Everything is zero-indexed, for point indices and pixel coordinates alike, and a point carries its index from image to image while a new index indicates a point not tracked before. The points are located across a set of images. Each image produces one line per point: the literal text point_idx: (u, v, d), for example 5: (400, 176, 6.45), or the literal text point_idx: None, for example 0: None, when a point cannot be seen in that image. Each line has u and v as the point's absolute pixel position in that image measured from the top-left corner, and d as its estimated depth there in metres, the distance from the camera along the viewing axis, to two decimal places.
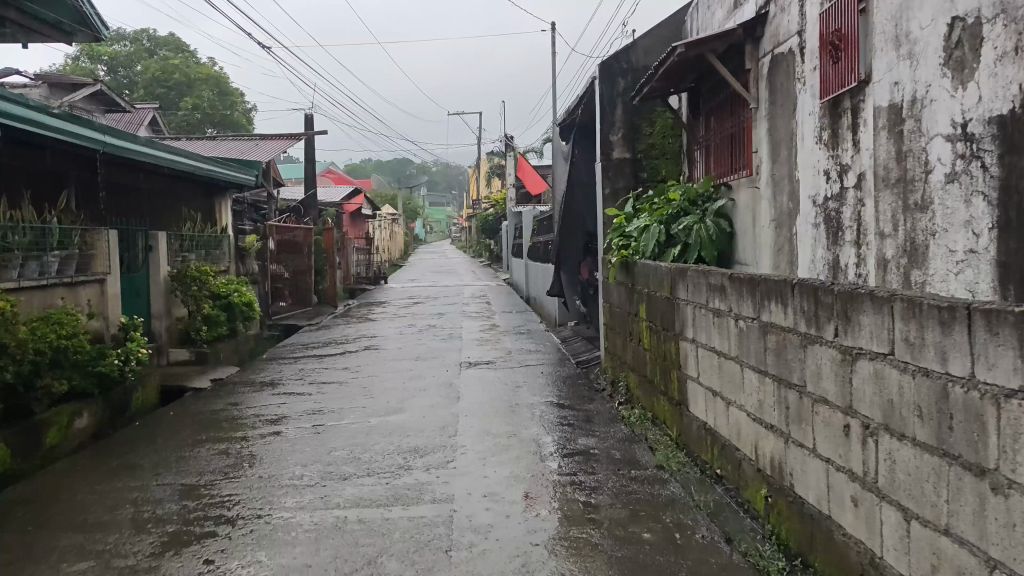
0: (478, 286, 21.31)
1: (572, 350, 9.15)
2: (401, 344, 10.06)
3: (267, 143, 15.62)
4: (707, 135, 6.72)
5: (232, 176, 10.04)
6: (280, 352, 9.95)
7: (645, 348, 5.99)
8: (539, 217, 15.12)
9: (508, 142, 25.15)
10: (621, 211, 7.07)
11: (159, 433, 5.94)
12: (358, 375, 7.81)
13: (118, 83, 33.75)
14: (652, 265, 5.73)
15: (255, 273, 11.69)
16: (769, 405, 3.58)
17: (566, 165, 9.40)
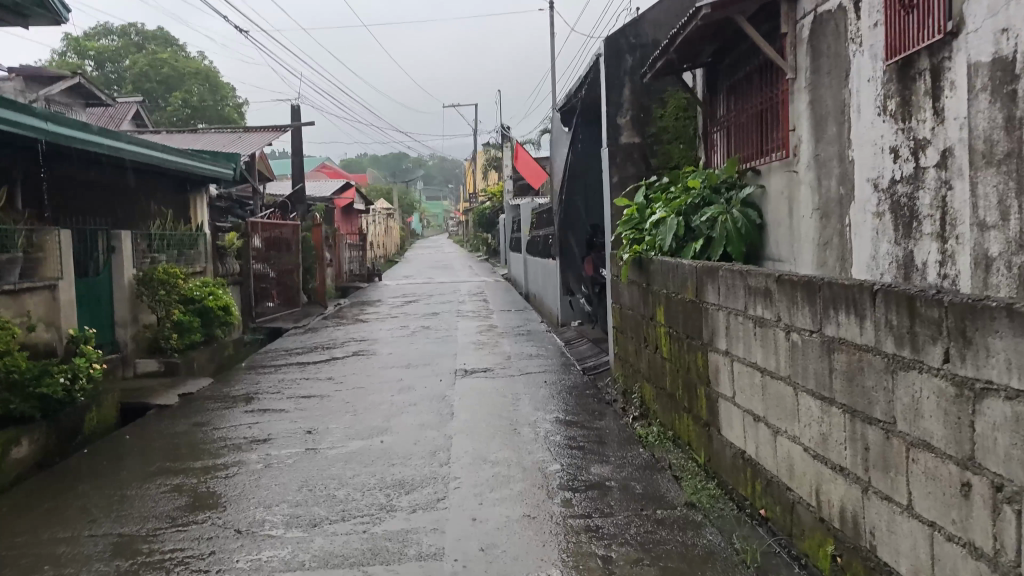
0: (475, 282, 20.57)
1: (577, 353, 8.42)
2: (391, 349, 9.33)
3: (251, 136, 14.82)
4: (729, 114, 5.99)
5: (206, 169, 9.29)
6: (262, 359, 9.21)
7: (663, 357, 5.26)
8: (538, 210, 14.36)
9: (505, 133, 24.39)
10: (632, 201, 6.32)
11: (110, 462, 5.19)
12: (343, 387, 7.08)
13: (105, 78, 32.96)
14: (671, 263, 5.00)
15: (236, 274, 10.94)
16: (835, 441, 2.85)
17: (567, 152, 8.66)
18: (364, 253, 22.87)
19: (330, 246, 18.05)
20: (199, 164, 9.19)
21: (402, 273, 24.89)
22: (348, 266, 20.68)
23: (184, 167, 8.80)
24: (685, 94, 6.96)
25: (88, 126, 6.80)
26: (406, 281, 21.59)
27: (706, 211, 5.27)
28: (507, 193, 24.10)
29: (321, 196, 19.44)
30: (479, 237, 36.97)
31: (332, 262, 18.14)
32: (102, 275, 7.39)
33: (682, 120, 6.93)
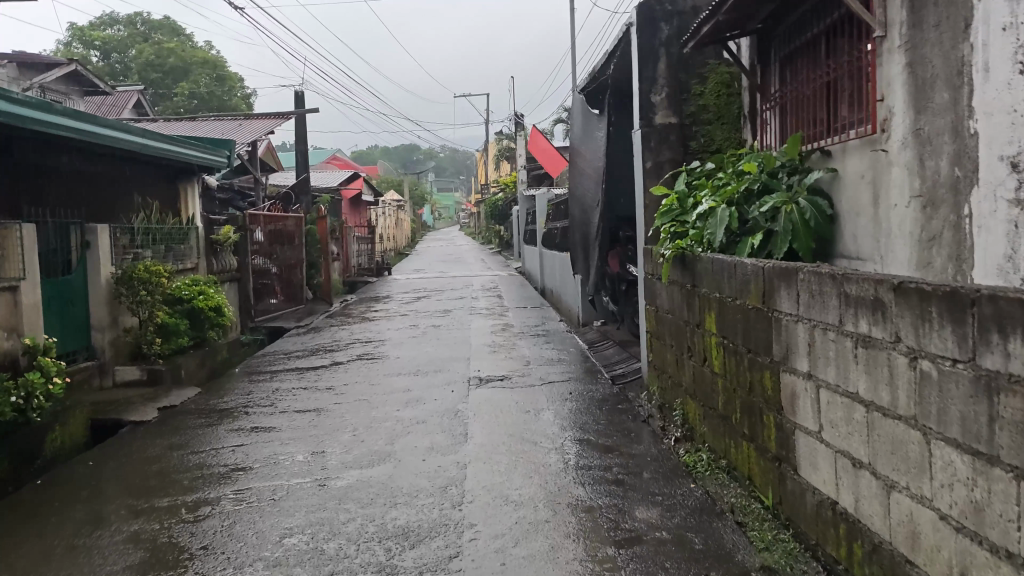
0: (489, 276, 19.79)
1: (603, 358, 7.64)
2: (401, 352, 8.57)
3: (252, 123, 14.06)
4: (786, 88, 5.18)
5: (193, 157, 8.53)
6: (258, 364, 8.46)
7: (715, 372, 4.46)
8: (555, 201, 13.57)
9: (519, 121, 23.57)
10: (670, 189, 5.52)
11: (68, 494, 4.44)
12: (344, 398, 6.32)
13: (111, 69, 32.32)
14: (727, 260, 4.20)
15: (232, 269, 10.19)
16: (998, 514, 2.07)
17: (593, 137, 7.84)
18: (373, 246, 22.12)
19: (336, 240, 17.31)
20: (185, 152, 8.39)
21: (412, 267, 24.25)
22: (355, 259, 19.94)
23: (167, 154, 8.01)
24: (728, 68, 6.14)
25: (51, 105, 6.03)
26: (416, 275, 20.84)
27: (766, 200, 4.46)
28: (521, 183, 23.28)
29: (327, 187, 18.68)
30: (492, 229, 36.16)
31: (338, 256, 17.39)
32: (76, 274, 6.66)
33: (725, 98, 6.13)
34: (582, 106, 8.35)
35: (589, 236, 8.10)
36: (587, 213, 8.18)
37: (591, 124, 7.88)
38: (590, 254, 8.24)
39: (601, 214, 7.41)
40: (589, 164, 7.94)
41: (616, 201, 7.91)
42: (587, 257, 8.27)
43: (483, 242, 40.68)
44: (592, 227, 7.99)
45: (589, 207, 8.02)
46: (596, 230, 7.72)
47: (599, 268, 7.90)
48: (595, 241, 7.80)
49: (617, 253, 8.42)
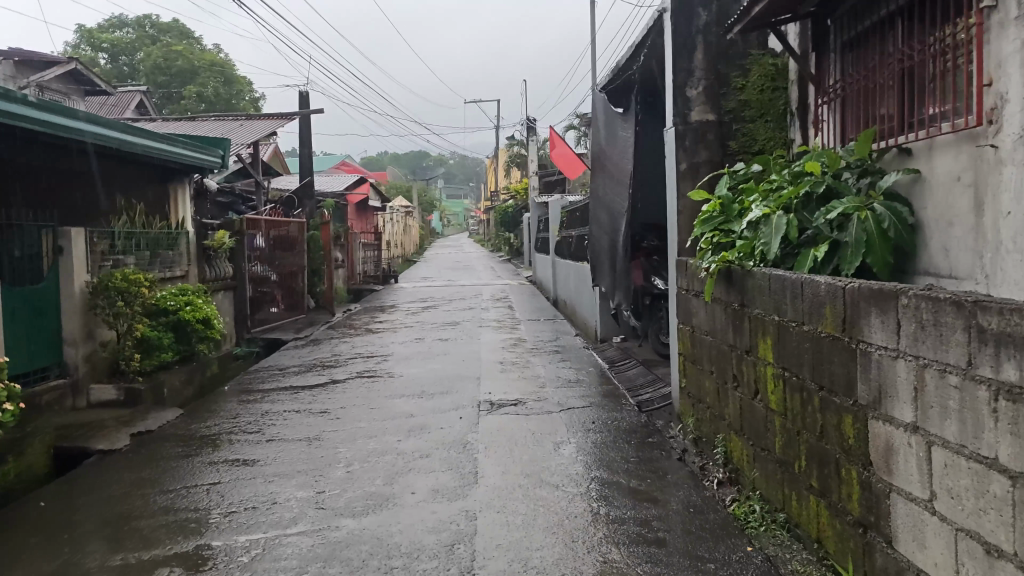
0: (499, 285, 19.14)
1: (626, 380, 6.97)
2: (406, 369, 7.92)
3: (253, 123, 13.45)
4: (845, 79, 4.55)
5: (183, 156, 7.89)
6: (251, 381, 7.82)
7: (770, 408, 3.79)
8: (570, 208, 12.93)
9: (530, 125, 22.96)
10: (711, 194, 4.87)
11: (9, 543, 3.77)
12: (340, 425, 5.67)
13: (119, 72, 31.89)
14: (790, 276, 3.53)
15: (226, 277, 9.56)
16: None
17: (619, 138, 7.20)
18: (380, 253, 21.51)
19: (340, 246, 16.69)
20: (173, 149, 7.73)
21: (419, 275, 23.59)
22: (361, 266, 19.32)
23: (154, 151, 7.35)
24: (774, 59, 5.50)
25: (20, 96, 5.41)
26: (424, 284, 20.22)
27: (834, 206, 3.80)
28: (533, 189, 22.64)
29: (332, 191, 18.07)
30: (501, 237, 35.53)
31: (342, 263, 16.77)
32: (48, 282, 6.02)
33: (769, 93, 5.49)
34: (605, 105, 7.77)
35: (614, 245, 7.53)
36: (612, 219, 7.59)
37: (614, 124, 7.31)
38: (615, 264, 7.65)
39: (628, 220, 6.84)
40: (613, 166, 7.36)
41: (643, 206, 7.31)
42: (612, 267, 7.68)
43: (492, 249, 40.07)
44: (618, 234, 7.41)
45: (614, 212, 7.43)
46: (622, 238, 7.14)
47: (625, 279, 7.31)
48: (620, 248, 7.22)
49: (643, 265, 7.74)
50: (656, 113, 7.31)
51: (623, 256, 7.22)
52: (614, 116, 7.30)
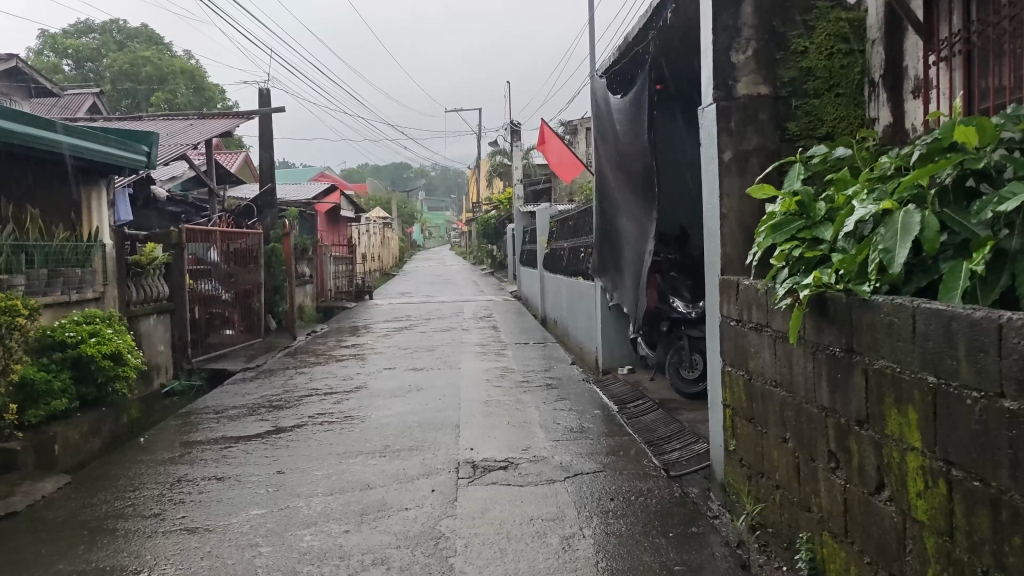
0: (482, 302, 17.72)
1: (643, 426, 5.57)
2: (369, 411, 6.50)
3: (205, 123, 11.97)
4: (978, 25, 3.22)
5: (92, 152, 6.44)
6: (176, 429, 6.35)
7: (917, 520, 2.41)
8: (561, 216, 11.56)
9: (514, 130, 21.60)
10: (782, 190, 3.47)
11: None
12: (272, 503, 4.23)
13: (84, 80, 30.28)
14: (964, 311, 2.16)
15: (160, 297, 8.10)
16: None
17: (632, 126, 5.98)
18: (354, 267, 20.05)
19: (307, 260, 15.23)
20: (61, 139, 6.06)
21: (396, 290, 22.12)
22: (332, 282, 17.85)
23: (35, 141, 5.73)
24: (847, 14, 4.14)
25: None
26: (402, 300, 18.75)
27: (1007, 195, 2.41)
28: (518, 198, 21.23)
29: (300, 200, 16.59)
30: (484, 250, 34.08)
31: (310, 278, 15.30)
32: None
33: (839, 57, 4.13)
34: (607, 94, 6.63)
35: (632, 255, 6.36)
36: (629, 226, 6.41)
37: (620, 114, 6.17)
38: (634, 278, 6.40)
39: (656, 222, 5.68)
40: (624, 163, 6.21)
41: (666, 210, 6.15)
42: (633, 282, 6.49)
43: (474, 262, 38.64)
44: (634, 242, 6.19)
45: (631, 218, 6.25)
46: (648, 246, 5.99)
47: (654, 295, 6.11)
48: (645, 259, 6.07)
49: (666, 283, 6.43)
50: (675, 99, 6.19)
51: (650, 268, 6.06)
52: (620, 105, 6.17)
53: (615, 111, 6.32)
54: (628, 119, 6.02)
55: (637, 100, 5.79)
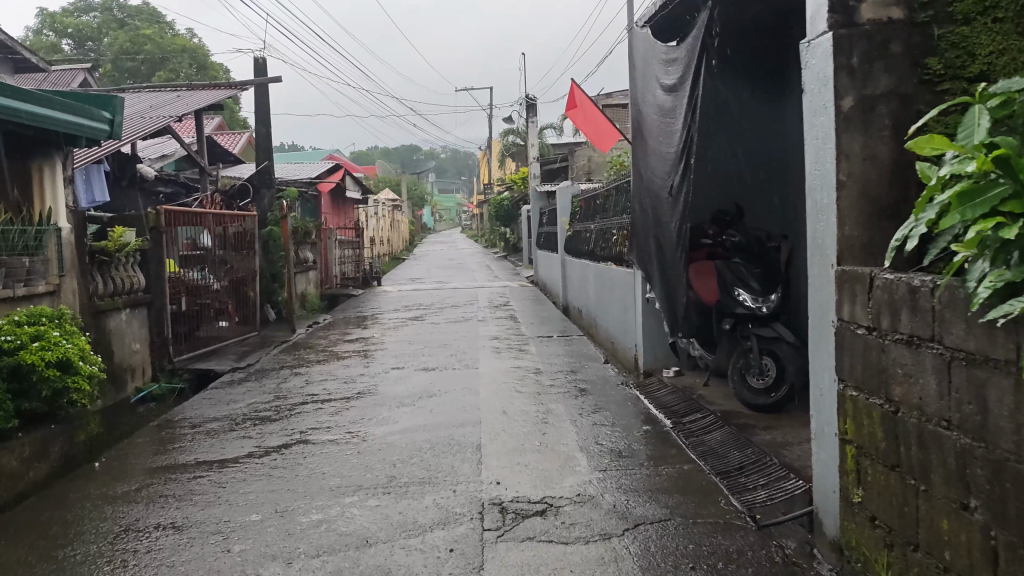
0: (496, 289, 16.66)
1: (709, 448, 4.52)
2: (372, 426, 5.45)
3: (194, 94, 10.92)
4: None
5: (43, 117, 5.37)
6: (142, 449, 5.32)
7: None
8: (586, 195, 10.47)
9: (528, 106, 20.44)
10: (963, 143, 2.38)
11: None
12: (239, 570, 3.18)
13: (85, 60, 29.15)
14: None
15: (135, 288, 7.07)
16: None
17: (668, 88, 4.93)
18: (362, 252, 18.97)
19: (309, 245, 14.16)
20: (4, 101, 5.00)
21: (407, 276, 21.11)
22: (338, 268, 16.81)
23: None
24: None
25: None
26: (412, 288, 17.70)
27: None
28: (534, 178, 20.09)
29: (301, 181, 15.51)
30: (496, 233, 32.97)
31: (313, 265, 14.26)
32: None
33: None
34: (647, 48, 5.53)
35: (659, 241, 5.37)
36: (653, 208, 5.42)
37: (660, 71, 5.10)
38: (662, 268, 5.39)
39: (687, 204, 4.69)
40: (655, 133, 5.19)
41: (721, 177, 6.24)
42: (659, 270, 5.49)
43: (486, 246, 37.54)
44: (664, 227, 5.19)
45: (658, 198, 5.25)
46: (675, 235, 5.00)
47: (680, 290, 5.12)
48: (672, 245, 5.08)
49: (703, 275, 5.45)
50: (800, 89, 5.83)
51: (675, 256, 5.07)
52: (661, 60, 5.09)
53: (656, 69, 5.20)
54: (667, 80, 4.95)
55: (681, 57, 4.71)
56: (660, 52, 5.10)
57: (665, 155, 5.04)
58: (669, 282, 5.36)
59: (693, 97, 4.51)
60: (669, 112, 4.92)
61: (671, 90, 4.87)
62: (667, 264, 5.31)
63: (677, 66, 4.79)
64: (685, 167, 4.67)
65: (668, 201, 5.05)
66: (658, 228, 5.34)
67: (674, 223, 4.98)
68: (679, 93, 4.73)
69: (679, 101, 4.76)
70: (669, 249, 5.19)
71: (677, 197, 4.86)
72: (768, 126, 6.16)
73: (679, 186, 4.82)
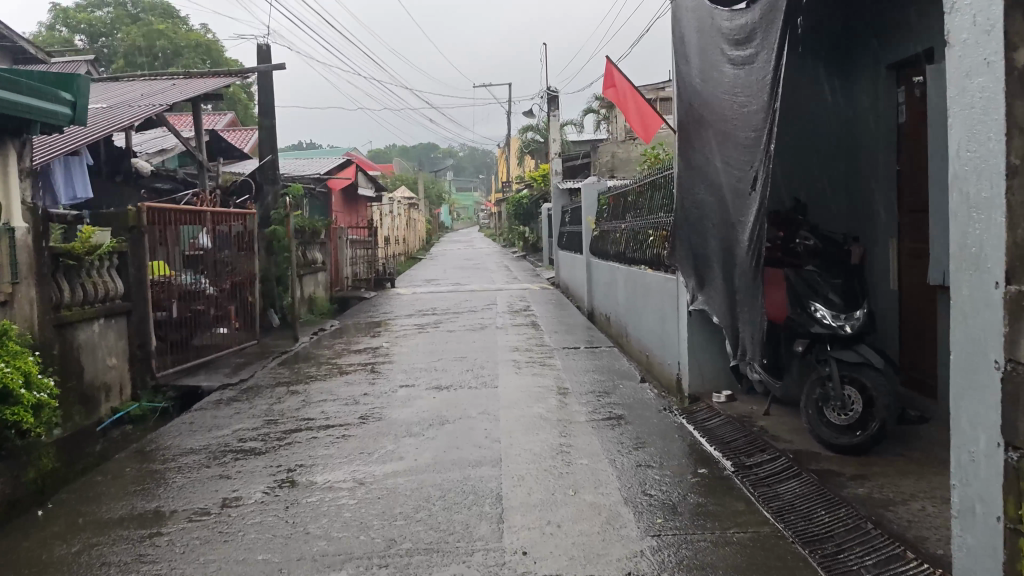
0: (515, 291, 15.80)
1: (788, 503, 3.64)
2: (373, 462, 4.60)
3: (190, 83, 10.10)
4: None
5: None
6: (102, 488, 4.50)
7: None
8: (615, 192, 9.60)
9: (548, 101, 19.62)
10: None
11: None
12: None
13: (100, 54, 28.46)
14: None
15: (109, 295, 6.25)
16: None
17: (738, 63, 4.10)
18: (376, 252, 18.14)
19: (317, 246, 13.33)
20: None
21: (423, 277, 20.31)
22: (349, 268, 16.01)
23: None
24: None
25: None
26: (427, 290, 16.88)
27: None
28: (555, 175, 19.23)
29: (310, 178, 14.72)
30: (515, 232, 32.12)
31: (322, 266, 13.46)
32: None
33: None
34: (700, 17, 4.69)
35: (723, 246, 4.51)
36: (717, 207, 4.56)
37: (725, 43, 4.26)
38: (728, 280, 4.51)
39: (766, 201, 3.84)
40: (722, 117, 4.33)
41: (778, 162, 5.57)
42: (720, 283, 4.62)
43: (505, 245, 36.73)
44: (733, 229, 4.33)
45: (725, 196, 4.39)
46: (748, 241, 4.13)
47: (750, 308, 4.23)
48: (743, 252, 4.21)
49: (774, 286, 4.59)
50: (873, 61, 5.31)
51: (746, 265, 4.19)
52: (724, 32, 4.26)
53: (717, 42, 4.36)
54: (735, 53, 4.13)
55: (752, 24, 3.89)
56: (723, 21, 4.27)
57: (735, 144, 4.18)
58: (732, 296, 4.49)
59: (773, 71, 3.69)
60: (740, 89, 4.08)
61: (741, 65, 4.05)
62: (732, 274, 4.43)
63: (748, 36, 3.97)
64: (762, 157, 3.84)
65: (740, 198, 4.19)
66: (724, 230, 4.47)
67: (746, 227, 4.13)
68: (754, 68, 3.91)
69: (755, 76, 3.92)
70: (738, 258, 4.31)
71: (753, 193, 4.01)
72: (839, 118, 5.61)
73: (754, 180, 3.98)
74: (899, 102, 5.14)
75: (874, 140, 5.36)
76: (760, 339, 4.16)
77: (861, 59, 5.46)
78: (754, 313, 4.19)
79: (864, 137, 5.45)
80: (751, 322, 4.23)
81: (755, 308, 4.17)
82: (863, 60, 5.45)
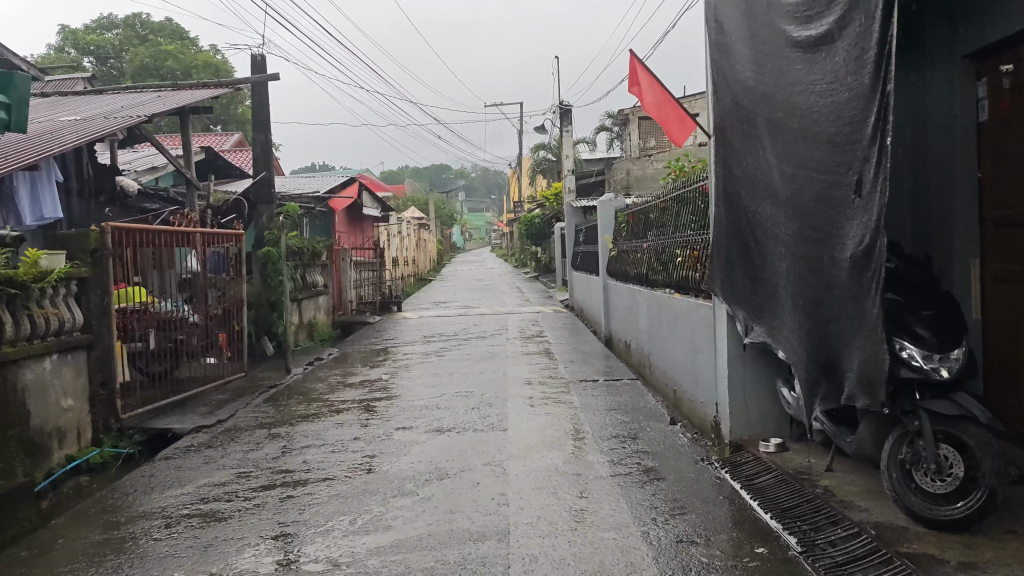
0: (527, 315, 15.02)
1: None
2: (354, 534, 3.78)
3: (177, 94, 9.39)
4: None
5: None
6: (24, 566, 3.69)
7: None
8: (634, 209, 8.82)
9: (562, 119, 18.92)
10: None
11: None
12: None
13: (108, 75, 27.90)
14: None
15: (64, 327, 5.48)
16: None
17: (813, 45, 3.48)
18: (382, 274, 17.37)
19: (317, 268, 12.59)
20: None
21: (432, 300, 19.57)
22: (353, 292, 15.26)
23: None
24: None
25: None
26: (434, 313, 16.12)
27: None
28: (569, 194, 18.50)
29: (311, 198, 13.99)
30: (527, 252, 31.36)
31: (323, 290, 12.70)
32: None
33: None
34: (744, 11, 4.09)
35: (802, 271, 3.69)
36: (786, 224, 3.79)
37: (789, 27, 3.66)
38: (812, 314, 3.66)
39: (883, 204, 3.13)
40: (792, 113, 3.65)
41: None
42: (796, 319, 3.78)
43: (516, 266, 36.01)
44: (820, 246, 3.54)
45: (802, 207, 3.63)
46: (848, 258, 3.37)
47: (855, 341, 3.40)
48: (844, 272, 3.40)
49: None
50: (948, 50, 4.51)
51: (852, 287, 3.37)
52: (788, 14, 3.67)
53: (776, 29, 3.76)
54: (806, 34, 3.53)
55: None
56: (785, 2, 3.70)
57: (818, 142, 3.47)
58: (818, 336, 3.63)
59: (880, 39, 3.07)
60: (822, 72, 3.42)
61: (816, 46, 3.46)
62: (819, 304, 3.60)
63: (824, 12, 3.42)
64: (872, 152, 3.16)
65: (833, 205, 3.43)
66: (802, 252, 3.68)
67: (845, 239, 3.37)
68: (842, 46, 3.29)
69: (842, 52, 3.30)
70: (829, 281, 3.52)
71: (857, 198, 3.29)
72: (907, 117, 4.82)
73: (857, 181, 3.27)
74: (979, 98, 4.33)
75: (948, 144, 4.54)
76: (877, 381, 3.29)
77: (932, 48, 4.66)
78: (863, 350, 3.33)
79: (935, 141, 4.64)
80: (861, 361, 3.36)
81: (868, 342, 3.32)
82: (935, 50, 4.64)
